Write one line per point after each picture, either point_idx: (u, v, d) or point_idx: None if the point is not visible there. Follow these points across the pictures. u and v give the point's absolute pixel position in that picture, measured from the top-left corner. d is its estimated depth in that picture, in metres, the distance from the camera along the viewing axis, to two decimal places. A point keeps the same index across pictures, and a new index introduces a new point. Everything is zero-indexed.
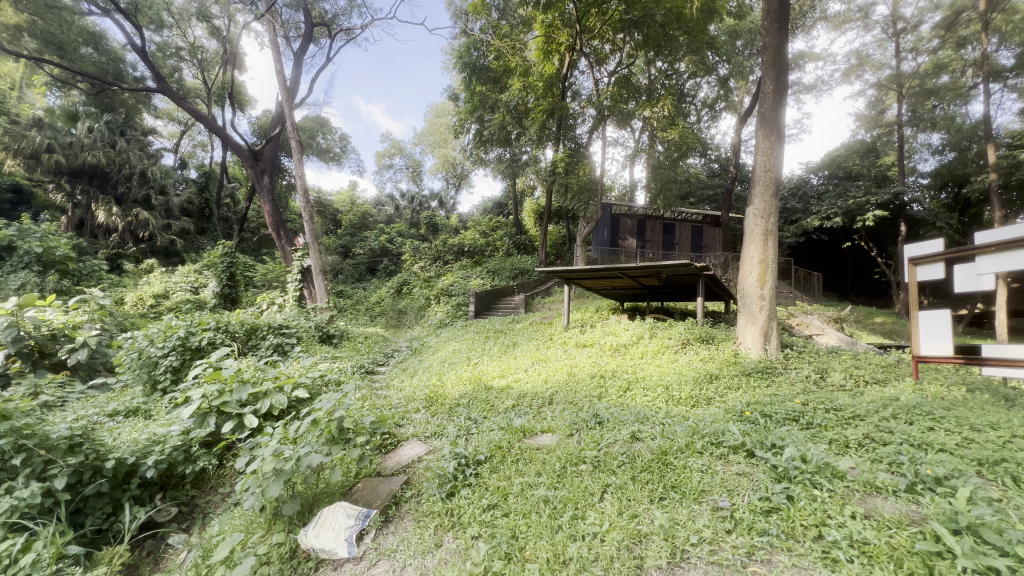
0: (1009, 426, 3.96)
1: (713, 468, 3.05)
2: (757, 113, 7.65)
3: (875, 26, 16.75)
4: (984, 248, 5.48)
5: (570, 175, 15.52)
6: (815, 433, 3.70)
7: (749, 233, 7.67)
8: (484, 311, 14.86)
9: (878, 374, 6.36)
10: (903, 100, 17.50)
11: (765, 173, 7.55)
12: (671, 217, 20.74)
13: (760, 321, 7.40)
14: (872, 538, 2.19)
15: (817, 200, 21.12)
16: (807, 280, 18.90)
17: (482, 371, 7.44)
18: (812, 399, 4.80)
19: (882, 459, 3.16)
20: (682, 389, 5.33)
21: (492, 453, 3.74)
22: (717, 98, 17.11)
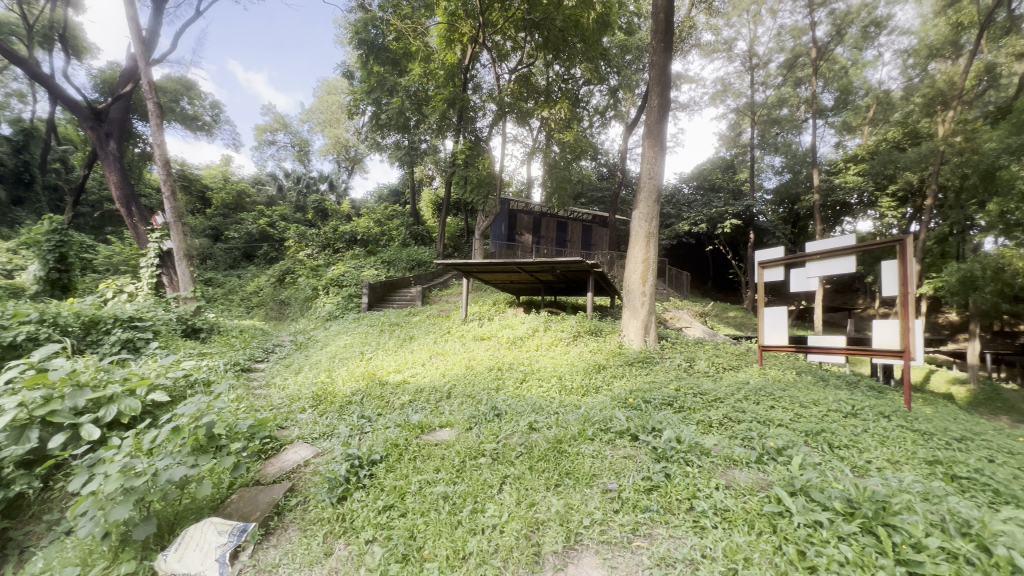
0: (825, 403, 4.86)
1: (603, 453, 3.27)
2: (644, 125, 8.34)
3: (736, 59, 19.22)
4: (813, 255, 6.60)
5: (469, 167, 15.62)
6: (686, 416, 4.15)
7: (634, 235, 8.34)
8: (379, 303, 14.29)
9: (733, 361, 7.37)
10: (755, 126, 20.40)
11: (649, 180, 8.27)
12: (564, 215, 21.83)
13: (642, 315, 8.11)
14: (731, 505, 2.52)
15: (687, 208, 23.78)
16: (678, 278, 21.25)
17: (376, 365, 7.13)
18: (683, 385, 5.40)
19: (738, 435, 3.65)
20: (574, 379, 5.67)
21: (387, 452, 3.59)
22: (607, 107, 18.28)
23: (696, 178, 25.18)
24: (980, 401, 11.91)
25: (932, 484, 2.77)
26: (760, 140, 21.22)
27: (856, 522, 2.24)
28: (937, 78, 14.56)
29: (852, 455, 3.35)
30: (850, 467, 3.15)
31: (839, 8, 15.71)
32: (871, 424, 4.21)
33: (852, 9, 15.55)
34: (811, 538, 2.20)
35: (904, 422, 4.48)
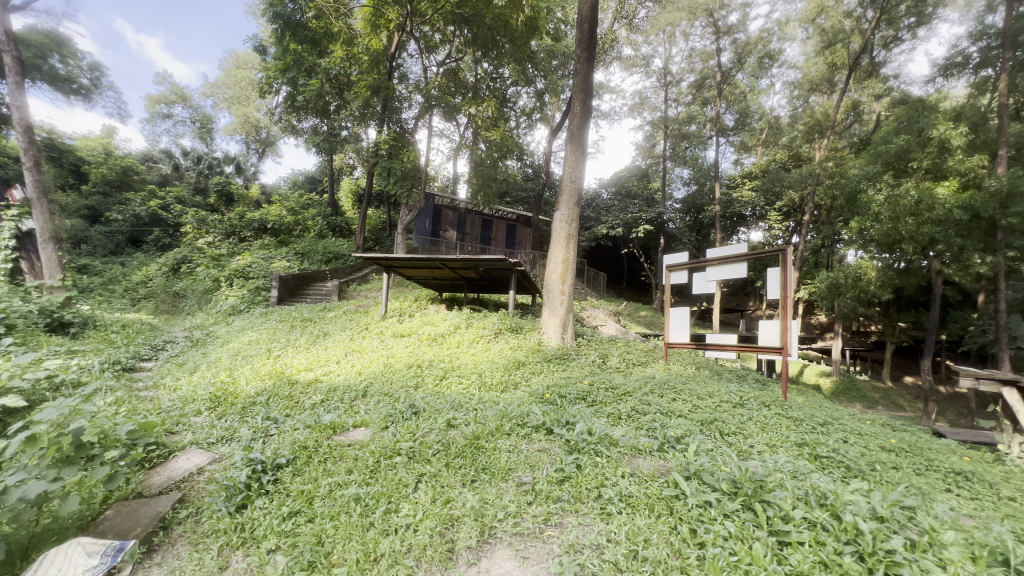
0: (719, 395, 5.37)
1: (519, 447, 3.34)
2: (567, 130, 8.62)
3: (652, 75, 20.53)
4: (713, 261, 7.25)
5: (393, 159, 15.15)
6: (598, 409, 4.38)
7: (555, 235, 8.60)
8: (290, 297, 13.39)
9: (642, 357, 7.89)
10: (668, 138, 21.95)
11: (570, 184, 8.57)
12: (489, 213, 21.95)
13: (561, 314, 8.39)
14: (635, 492, 2.70)
15: (605, 212, 25.01)
16: (595, 279, 22.30)
17: (285, 363, 6.67)
18: (597, 380, 5.69)
19: (643, 426, 3.92)
20: (494, 375, 5.75)
21: (295, 455, 3.38)
22: (534, 109, 18.63)
23: (614, 184, 26.51)
24: (839, 390, 13.88)
25: (799, 463, 3.19)
26: (672, 153, 22.84)
27: (738, 500, 2.52)
28: (816, 109, 16.66)
29: (738, 441, 3.75)
30: (735, 451, 3.53)
31: (740, 38, 17.38)
32: (754, 413, 4.73)
33: (751, 40, 17.27)
34: (701, 517, 2.43)
35: (781, 410, 5.10)
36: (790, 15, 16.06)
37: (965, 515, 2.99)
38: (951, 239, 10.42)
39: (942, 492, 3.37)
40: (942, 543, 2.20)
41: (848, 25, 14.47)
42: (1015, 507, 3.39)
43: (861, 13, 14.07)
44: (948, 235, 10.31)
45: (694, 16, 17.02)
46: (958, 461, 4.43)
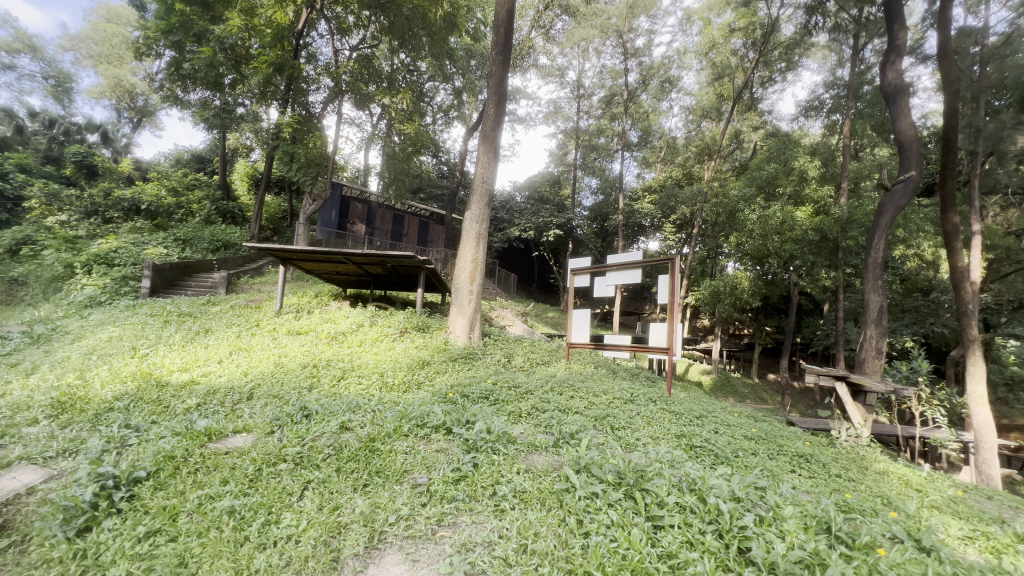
0: (613, 392, 5.74)
1: (416, 448, 3.28)
2: (480, 131, 8.66)
3: (566, 86, 21.41)
4: (613, 266, 7.73)
5: (296, 144, 14.09)
6: (499, 407, 4.45)
7: (465, 234, 8.59)
8: (167, 289, 11.84)
9: (545, 356, 8.17)
10: (578, 148, 23.03)
11: (481, 184, 8.61)
12: (401, 209, 21.33)
13: (468, 313, 8.40)
14: (528, 487, 2.78)
15: (518, 215, 25.56)
16: (506, 280, 22.72)
17: (154, 364, 5.87)
18: (500, 379, 5.78)
19: (541, 423, 4.06)
20: (396, 375, 5.59)
21: (160, 467, 2.99)
22: (451, 107, 18.43)
23: (527, 188, 27.14)
24: (716, 387, 15.55)
25: (676, 454, 3.51)
26: (582, 162, 24.02)
27: (621, 489, 2.71)
28: (707, 134, 18.50)
29: (626, 435, 4.04)
30: (622, 444, 3.79)
31: (646, 61, 18.73)
32: (642, 409, 5.12)
33: (654, 64, 18.68)
34: (587, 508, 2.57)
35: (665, 405, 5.58)
36: (687, 46, 17.65)
37: (804, 492, 3.51)
38: (804, 256, 12.18)
39: (787, 473, 3.92)
40: (782, 517, 2.56)
41: (734, 62, 16.25)
42: (839, 482, 4.05)
43: (744, 53, 15.88)
44: (803, 252, 12.03)
45: (605, 35, 18.00)
46: (801, 446, 5.17)
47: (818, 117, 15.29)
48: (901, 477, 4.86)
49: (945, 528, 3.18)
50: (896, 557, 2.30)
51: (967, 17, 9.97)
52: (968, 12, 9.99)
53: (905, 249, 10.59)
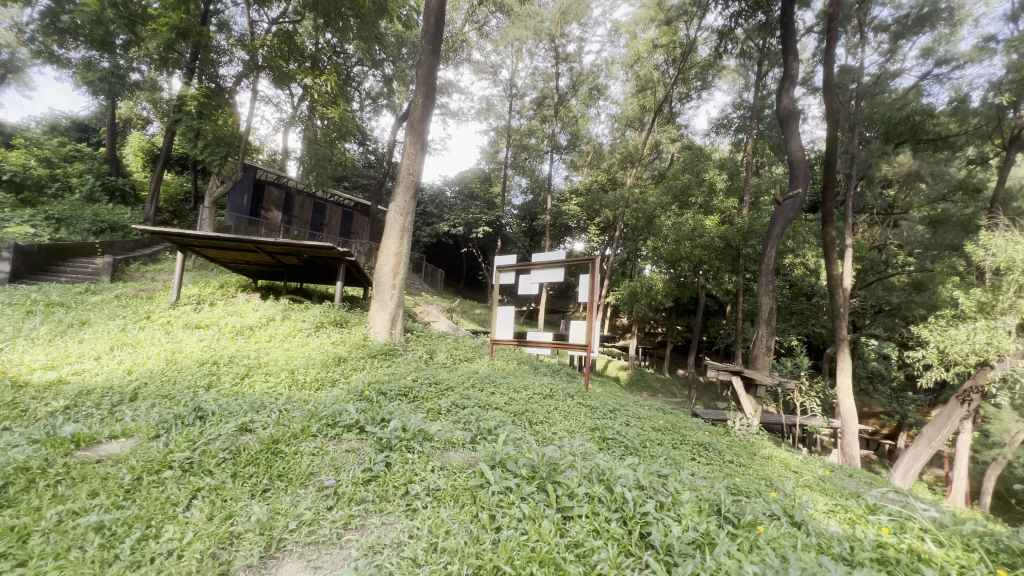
0: (533, 388, 5.86)
1: (324, 449, 3.10)
2: (407, 121, 8.42)
3: (499, 84, 21.45)
4: (537, 265, 7.87)
5: (203, 119, 12.81)
6: (417, 405, 4.35)
7: (388, 227, 8.31)
8: (34, 274, 10.23)
9: (469, 353, 8.12)
10: (510, 147, 23.21)
11: (407, 176, 8.37)
12: (322, 197, 20.18)
13: (390, 308, 8.15)
14: (442, 485, 2.74)
15: (448, 210, 25.25)
16: (433, 275, 22.40)
17: (10, 361, 5.02)
18: (420, 376, 5.67)
19: (459, 420, 4.03)
20: (308, 372, 5.27)
21: (9, 482, 2.55)
22: (381, 94, 17.69)
23: (458, 183, 26.86)
24: (632, 382, 16.47)
25: (588, 446, 3.65)
26: (513, 161, 24.23)
27: (534, 483, 2.77)
28: (630, 142, 19.45)
29: (543, 429, 4.13)
30: (539, 438, 3.87)
31: (576, 67, 19.24)
32: (560, 403, 5.28)
33: (584, 71, 19.27)
34: (500, 503, 2.60)
35: (582, 400, 5.79)
36: (615, 56, 18.41)
37: (700, 478, 3.81)
38: (711, 261, 13.25)
39: (688, 460, 4.23)
40: (680, 502, 2.75)
41: (656, 76, 17.21)
42: (731, 467, 4.45)
43: (665, 68, 16.88)
44: (710, 258, 13.09)
45: (538, 38, 18.27)
46: (701, 435, 5.61)
47: (727, 134, 16.69)
48: (782, 460, 5.46)
49: (814, 504, 3.61)
50: (772, 532, 2.56)
51: (847, 57, 11.40)
52: (848, 53, 11.42)
53: (792, 258, 11.88)
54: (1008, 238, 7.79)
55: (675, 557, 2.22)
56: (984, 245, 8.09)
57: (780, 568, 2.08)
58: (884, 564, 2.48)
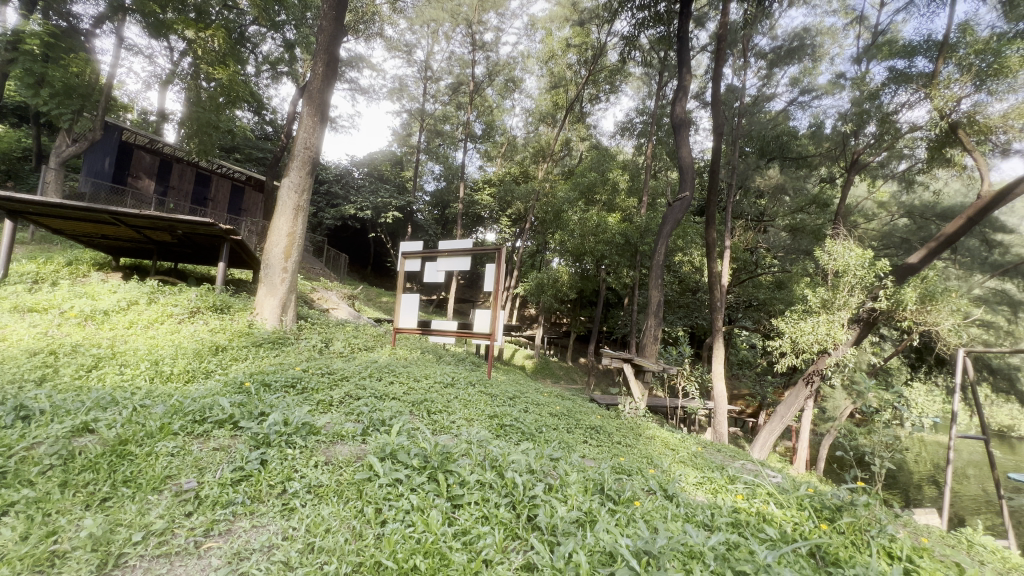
0: (434, 377, 5.77)
1: (187, 449, 2.75)
2: (304, 91, 7.74)
3: (414, 64, 20.58)
4: (444, 252, 7.73)
5: (49, 64, 10.71)
6: (306, 397, 4.07)
7: (280, 205, 7.62)
8: None
9: (369, 342, 7.77)
10: (424, 131, 22.46)
11: (304, 151, 7.72)
12: (207, 167, 17.97)
13: (280, 293, 7.51)
14: (325, 480, 2.58)
15: (355, 191, 23.89)
16: (336, 260, 21.18)
17: None
18: (311, 365, 5.30)
19: (351, 411, 3.83)
20: (176, 363, 4.64)
21: None
22: (280, 60, 16.02)
23: (367, 165, 25.50)
24: (536, 370, 17.03)
25: (484, 433, 3.68)
26: (426, 146, 23.54)
27: (425, 473, 2.71)
28: (543, 138, 19.87)
29: (441, 418, 4.10)
30: (435, 427, 3.82)
31: (492, 56, 19.04)
32: (460, 392, 5.26)
33: (500, 61, 19.14)
34: (388, 496, 2.50)
35: (483, 388, 5.83)
36: (530, 51, 18.60)
37: (590, 459, 4.02)
38: (611, 256, 14.08)
39: (579, 443, 4.46)
40: (567, 483, 2.88)
41: (568, 75, 17.71)
42: (618, 447, 4.76)
43: (578, 69, 17.42)
44: (610, 253, 13.90)
45: (455, 22, 17.87)
46: (594, 419, 5.94)
47: (631, 138, 17.76)
48: (662, 440, 5.98)
49: (686, 477, 3.99)
50: (646, 506, 2.77)
51: (733, 77, 12.68)
52: (734, 73, 12.69)
53: (681, 256, 13.02)
54: (846, 246, 9.25)
55: (558, 536, 2.30)
56: (829, 251, 9.53)
57: (650, 539, 2.25)
58: (737, 526, 2.81)
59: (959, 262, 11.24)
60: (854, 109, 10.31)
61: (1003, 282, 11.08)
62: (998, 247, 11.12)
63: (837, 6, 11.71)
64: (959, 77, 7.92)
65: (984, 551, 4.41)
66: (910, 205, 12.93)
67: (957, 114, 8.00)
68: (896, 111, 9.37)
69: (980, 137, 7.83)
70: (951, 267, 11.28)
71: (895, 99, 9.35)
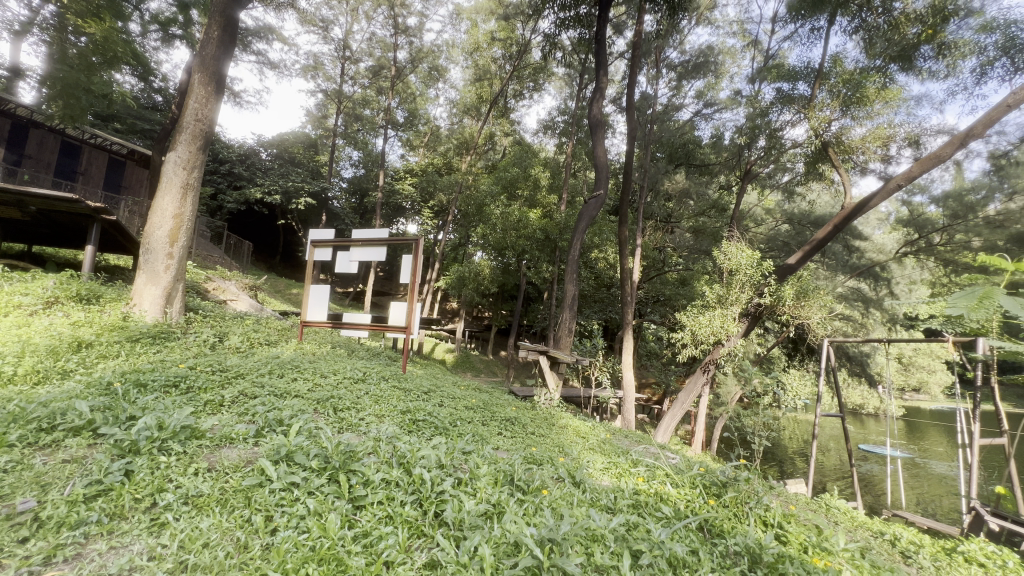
0: (344, 373, 5.48)
1: (25, 464, 2.32)
2: (196, 56, 6.89)
3: (331, 41, 19.26)
4: (357, 242, 7.36)
5: None
6: (190, 397, 3.64)
7: (165, 182, 6.76)
8: None
9: (271, 336, 7.19)
10: (341, 114, 21.17)
11: (195, 123, 6.89)
12: (76, 135, 15.47)
13: (165, 282, 6.69)
14: (205, 490, 2.31)
15: (262, 174, 22.00)
16: (238, 247, 19.41)
17: None
18: (200, 362, 4.77)
19: (244, 411, 3.51)
20: (22, 363, 3.93)
21: None
22: (172, 21, 14.11)
23: (276, 145, 23.58)
24: (456, 364, 16.92)
25: (394, 429, 3.55)
26: (344, 129, 22.30)
27: (325, 474, 2.54)
28: (467, 130, 19.67)
29: (349, 416, 3.90)
30: (342, 426, 3.63)
31: (415, 42, 18.32)
32: (372, 388, 5.03)
33: (424, 48, 18.50)
34: (281, 501, 2.30)
35: (397, 383, 5.65)
36: (455, 40, 18.28)
37: (503, 451, 4.05)
38: (532, 251, 14.36)
39: (493, 435, 4.47)
40: (477, 476, 2.85)
41: (493, 69, 17.67)
42: (532, 438, 4.84)
43: (503, 63, 17.46)
44: (531, 248, 14.14)
45: (376, 1, 17.02)
46: (509, 411, 6.00)
47: (553, 136, 18.22)
48: (574, 428, 6.21)
49: (594, 463, 4.15)
50: (554, 494, 2.83)
51: (647, 85, 13.40)
52: (648, 81, 13.42)
53: (597, 253, 13.62)
54: (738, 247, 10.24)
55: (465, 530, 2.26)
56: (724, 251, 10.48)
57: (554, 526, 2.29)
58: (637, 507, 2.97)
59: (827, 264, 12.91)
60: (748, 123, 11.38)
61: (859, 282, 12.92)
62: (856, 252, 12.96)
63: (736, 29, 12.83)
64: (830, 102, 9.00)
65: (839, 512, 5.11)
66: (791, 213, 14.62)
67: (828, 133, 9.00)
68: (781, 127, 10.49)
69: (845, 156, 9.03)
70: (821, 268, 12.91)
71: (781, 117, 10.47)
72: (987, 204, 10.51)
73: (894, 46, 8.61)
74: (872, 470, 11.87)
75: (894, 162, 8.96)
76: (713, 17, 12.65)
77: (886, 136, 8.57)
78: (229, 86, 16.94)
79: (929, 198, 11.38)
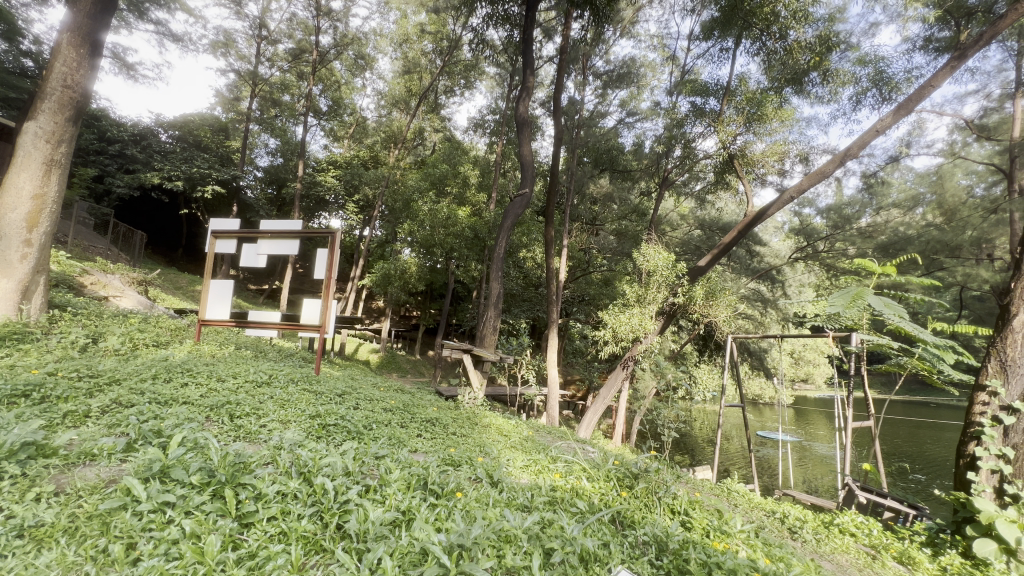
0: (246, 375, 5.00)
1: None
2: (65, 14, 5.94)
3: (245, 18, 17.68)
4: (265, 233, 6.76)
5: None
6: (46, 408, 3.10)
7: (21, 157, 5.78)
8: None
9: (161, 337, 6.41)
10: (258, 98, 19.74)
11: (62, 90, 5.94)
12: None
13: (20, 274, 5.74)
14: (49, 518, 1.95)
15: (161, 157, 19.69)
16: (128, 237, 17.18)
17: None
18: (64, 367, 4.09)
19: (115, 423, 3.04)
20: None
21: None
22: None
23: (179, 127, 21.23)
24: (382, 364, 16.30)
25: (299, 435, 3.27)
26: (259, 113, 20.65)
27: (208, 490, 2.24)
28: (394, 123, 18.96)
29: (247, 422, 3.55)
30: (240, 435, 3.29)
31: (340, 27, 17.35)
32: (278, 391, 4.62)
33: (349, 34, 17.53)
34: (149, 526, 1.99)
35: (308, 385, 5.24)
36: (383, 29, 17.64)
37: (420, 453, 3.89)
38: (460, 249, 14.17)
39: (412, 438, 4.29)
40: (387, 482, 2.67)
41: (423, 63, 17.29)
42: (452, 439, 4.71)
43: (433, 57, 17.12)
44: (459, 246, 13.92)
45: None
46: (431, 411, 5.82)
47: (483, 135, 18.20)
48: (496, 426, 6.15)
49: (514, 461, 4.10)
50: (467, 496, 2.74)
51: (574, 90, 13.69)
52: (576, 87, 13.74)
53: (525, 252, 13.76)
54: (655, 249, 10.83)
55: (368, 541, 2.09)
56: (643, 253, 11.01)
57: (465, 530, 2.19)
58: (553, 503, 2.96)
59: (732, 267, 14.08)
60: (666, 133, 12.00)
61: (759, 284, 14.24)
62: (756, 256, 14.23)
63: (656, 44, 13.51)
64: (736, 117, 9.74)
65: (738, 495, 5.50)
66: (703, 219, 15.74)
67: (733, 146, 9.78)
68: (695, 138, 11.22)
69: (748, 168, 9.83)
70: (728, 270, 14.02)
71: (694, 128, 11.16)
72: (861, 217, 11.93)
73: (788, 70, 9.51)
74: (768, 455, 13.10)
75: (788, 175, 9.89)
76: (635, 31, 13.23)
77: (782, 151, 9.45)
78: (120, 55, 14.93)
79: (816, 211, 12.76)
